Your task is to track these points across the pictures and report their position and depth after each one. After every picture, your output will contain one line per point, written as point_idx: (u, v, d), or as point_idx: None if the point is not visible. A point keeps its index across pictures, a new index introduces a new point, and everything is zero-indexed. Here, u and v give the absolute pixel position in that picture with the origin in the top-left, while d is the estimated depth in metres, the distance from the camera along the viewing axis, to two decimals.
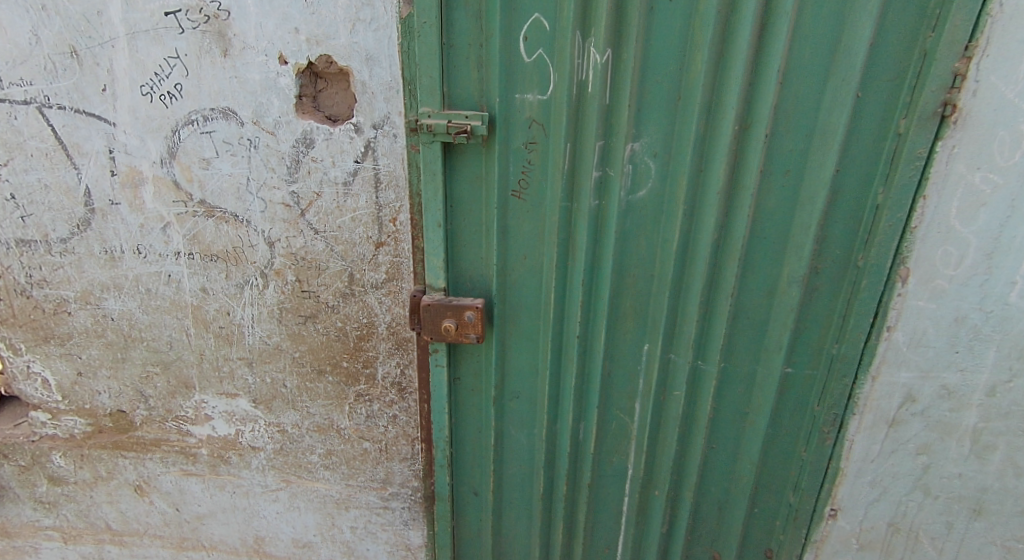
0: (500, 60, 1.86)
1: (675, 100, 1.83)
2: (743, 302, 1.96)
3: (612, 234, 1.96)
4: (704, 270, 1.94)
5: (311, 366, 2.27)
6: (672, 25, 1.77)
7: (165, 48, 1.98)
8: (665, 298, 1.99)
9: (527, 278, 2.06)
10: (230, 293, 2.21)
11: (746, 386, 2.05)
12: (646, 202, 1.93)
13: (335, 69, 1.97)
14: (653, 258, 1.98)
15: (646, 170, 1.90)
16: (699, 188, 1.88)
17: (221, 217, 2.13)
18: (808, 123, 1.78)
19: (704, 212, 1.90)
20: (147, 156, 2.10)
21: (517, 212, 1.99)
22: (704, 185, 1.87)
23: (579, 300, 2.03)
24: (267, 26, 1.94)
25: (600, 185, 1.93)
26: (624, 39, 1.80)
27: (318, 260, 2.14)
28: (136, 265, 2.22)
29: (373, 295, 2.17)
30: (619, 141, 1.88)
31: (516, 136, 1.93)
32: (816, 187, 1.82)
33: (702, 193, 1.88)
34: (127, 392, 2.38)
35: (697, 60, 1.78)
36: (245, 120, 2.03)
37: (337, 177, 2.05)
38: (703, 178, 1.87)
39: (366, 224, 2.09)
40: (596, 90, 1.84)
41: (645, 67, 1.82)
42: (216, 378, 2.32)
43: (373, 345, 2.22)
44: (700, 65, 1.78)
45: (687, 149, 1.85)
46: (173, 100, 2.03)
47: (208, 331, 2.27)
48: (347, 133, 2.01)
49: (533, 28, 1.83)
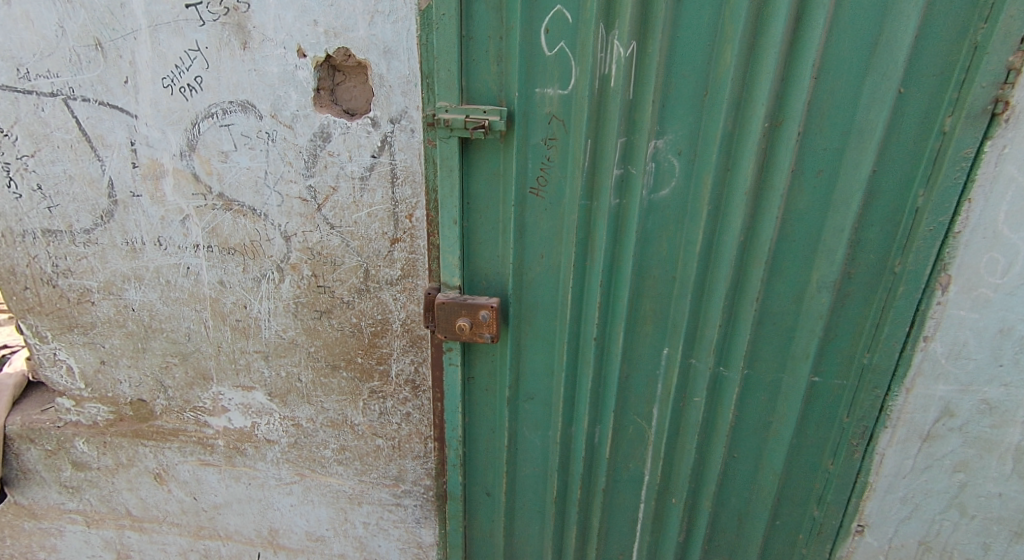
0: (520, 53, 1.81)
1: (702, 96, 1.76)
2: (770, 307, 1.88)
3: (632, 234, 1.90)
4: (729, 274, 1.86)
5: (325, 361, 2.26)
6: (701, 16, 1.70)
7: (185, 41, 1.98)
8: (687, 302, 1.92)
9: (544, 277, 2.01)
10: (247, 286, 2.21)
11: (770, 395, 1.96)
12: (669, 202, 1.86)
13: (354, 62, 1.94)
14: (675, 260, 1.91)
15: (669, 168, 1.83)
16: (725, 188, 1.80)
17: (239, 210, 2.13)
18: (844, 120, 1.68)
19: (729, 214, 1.82)
20: (168, 148, 2.10)
21: (535, 210, 1.95)
22: (731, 185, 1.79)
23: (597, 301, 1.97)
24: (286, 18, 1.92)
25: (620, 183, 1.87)
26: (649, 32, 1.73)
27: (334, 255, 2.13)
28: (157, 257, 2.23)
29: (388, 291, 2.14)
30: (642, 138, 1.82)
31: (536, 132, 1.88)
32: (850, 188, 1.72)
33: (728, 193, 1.80)
34: (147, 382, 2.41)
35: (727, 54, 1.70)
36: (263, 113, 2.01)
37: (353, 172, 2.03)
38: (729, 178, 1.79)
39: (381, 219, 2.06)
40: (619, 85, 1.78)
41: (671, 61, 1.75)
42: (233, 371, 2.33)
43: (388, 341, 2.20)
44: (730, 60, 1.70)
45: (713, 147, 1.78)
46: (193, 92, 2.03)
47: (225, 324, 2.27)
48: (364, 128, 1.98)
49: (555, 20, 1.78)
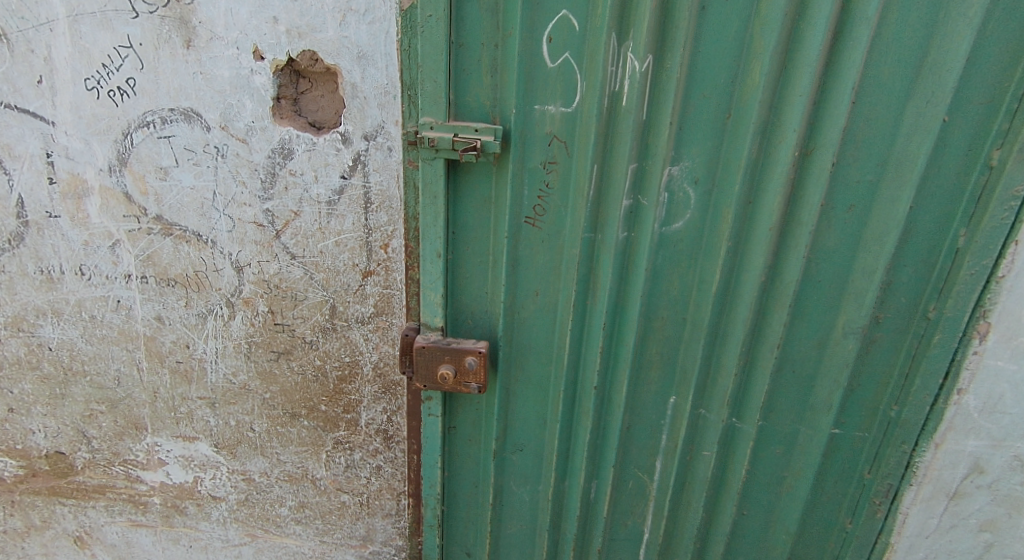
0: (518, 63, 1.57)
1: (724, 118, 1.56)
2: (790, 353, 1.69)
3: (641, 272, 1.69)
4: (747, 317, 1.67)
5: (283, 409, 1.97)
6: (727, 28, 1.50)
7: (114, 35, 1.65)
8: (701, 348, 1.72)
9: (538, 317, 1.79)
10: (190, 324, 1.90)
11: (785, 448, 1.77)
12: (683, 236, 1.66)
13: (321, 67, 1.66)
14: (686, 301, 1.71)
15: (684, 199, 1.64)
16: (746, 222, 1.61)
17: (181, 236, 1.81)
18: (881, 150, 1.52)
19: (751, 252, 1.63)
20: (93, 161, 1.76)
21: (530, 243, 1.72)
22: (752, 219, 1.61)
23: (598, 345, 1.76)
24: (239, 13, 1.62)
25: (630, 215, 1.66)
26: (667, 45, 1.53)
27: (295, 289, 1.84)
28: (79, 288, 1.89)
29: (357, 330, 1.87)
30: (655, 165, 1.62)
31: (533, 154, 1.65)
32: (885, 226, 1.55)
33: (749, 229, 1.62)
34: (66, 433, 2.05)
35: (756, 73, 1.51)
36: (211, 124, 1.71)
37: (319, 195, 1.75)
38: (751, 211, 1.60)
39: (352, 249, 1.79)
40: (631, 105, 1.57)
41: (690, 78, 1.55)
42: (171, 419, 2.01)
43: (356, 387, 1.92)
44: (758, 79, 1.51)
45: (735, 176, 1.59)
46: (124, 97, 1.70)
47: (163, 366, 1.95)
48: (333, 144, 1.71)
49: (560, 27, 1.55)
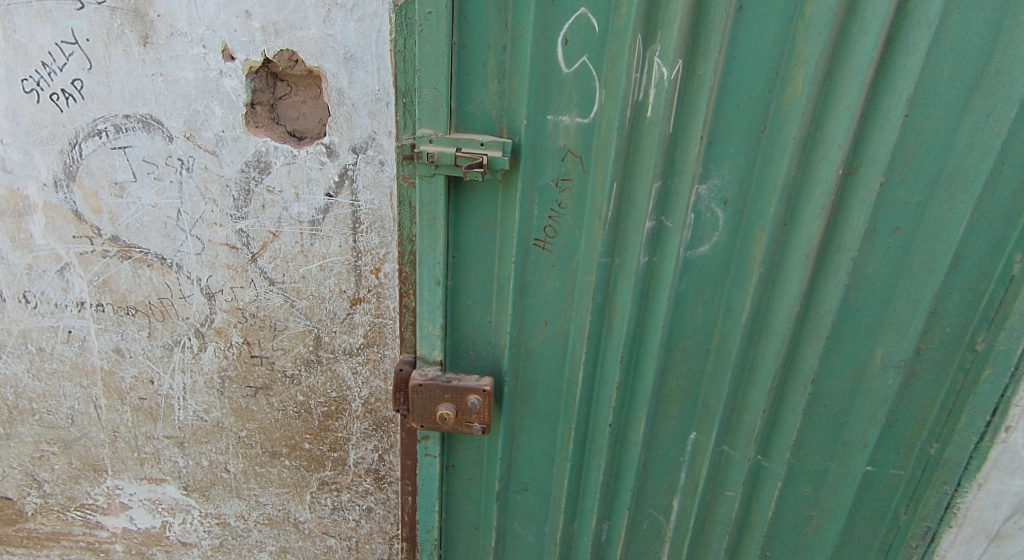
0: (530, 68, 1.40)
1: (759, 131, 1.41)
2: (823, 388, 1.56)
3: (663, 300, 1.54)
4: (780, 349, 1.53)
5: (261, 448, 1.77)
6: (766, 31, 1.34)
7: (55, 29, 1.41)
8: (727, 381, 1.58)
9: (548, 347, 1.63)
10: (154, 357, 1.68)
11: (814, 487, 1.65)
12: (709, 261, 1.51)
13: (302, 69, 1.45)
14: (711, 331, 1.56)
15: (712, 220, 1.48)
16: (780, 246, 1.46)
17: (142, 259, 1.59)
18: (932, 169, 1.37)
19: (786, 280, 1.48)
20: (35, 175, 1.52)
21: (540, 267, 1.55)
22: (788, 244, 1.46)
23: (615, 378, 1.60)
24: (204, 6, 1.40)
25: (653, 237, 1.50)
26: (699, 48, 1.37)
27: (274, 318, 1.63)
28: (22, 318, 1.65)
29: (345, 363, 1.67)
30: (682, 183, 1.46)
31: (545, 170, 1.48)
32: (934, 252, 1.42)
33: (784, 254, 1.46)
34: (14, 476, 1.82)
35: (799, 82, 1.35)
36: (174, 133, 1.49)
37: (301, 215, 1.55)
38: (787, 235, 1.45)
39: (338, 275, 1.60)
40: (657, 116, 1.41)
41: (723, 86, 1.39)
42: (134, 461, 1.79)
43: (344, 424, 1.73)
44: (801, 89, 1.36)
45: (771, 196, 1.43)
46: (69, 101, 1.46)
47: (123, 404, 1.73)
48: (316, 157, 1.51)
49: (577, 28, 1.38)
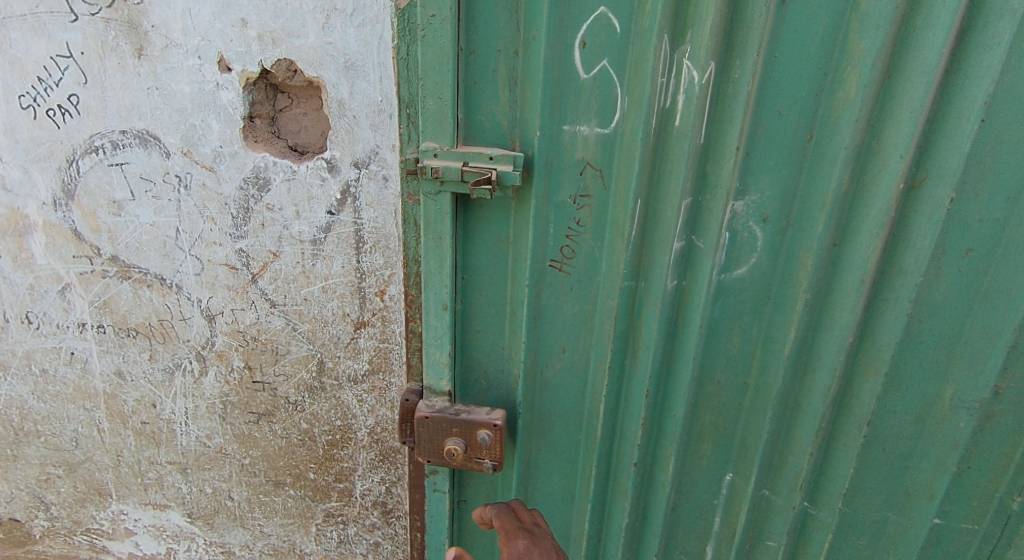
0: (544, 74, 1.28)
1: (805, 141, 1.25)
2: (882, 429, 1.38)
3: (695, 328, 1.39)
4: (830, 385, 1.36)
5: (265, 477, 1.68)
6: (813, 27, 1.20)
7: (51, 43, 1.36)
8: (768, 418, 1.42)
9: (567, 377, 1.50)
10: (156, 380, 1.61)
11: (870, 539, 1.47)
12: (746, 285, 1.36)
13: (302, 80, 1.37)
14: (749, 362, 1.41)
15: (749, 240, 1.33)
16: (829, 270, 1.30)
17: (141, 280, 1.53)
18: (1014, 181, 1.18)
19: (835, 307, 1.32)
20: (35, 193, 1.48)
21: (556, 291, 1.43)
22: (837, 268, 1.29)
23: (641, 413, 1.46)
24: (199, 15, 1.32)
25: (682, 259, 1.36)
26: (735, 49, 1.22)
27: (275, 342, 1.55)
28: (25, 339, 1.61)
29: (349, 391, 1.58)
30: (715, 199, 1.31)
31: (561, 186, 1.36)
32: (1016, 278, 1.22)
33: (832, 279, 1.30)
34: (21, 498, 1.79)
35: (852, 85, 1.20)
36: (171, 149, 1.42)
37: (302, 234, 1.46)
38: (837, 257, 1.29)
39: (341, 297, 1.50)
40: (687, 125, 1.27)
41: (763, 91, 1.24)
42: (138, 486, 1.73)
43: (350, 454, 1.64)
44: (854, 92, 1.20)
45: (819, 214, 1.27)
46: (66, 117, 1.41)
47: (126, 428, 1.67)
48: (317, 173, 1.42)
49: (596, 29, 1.26)
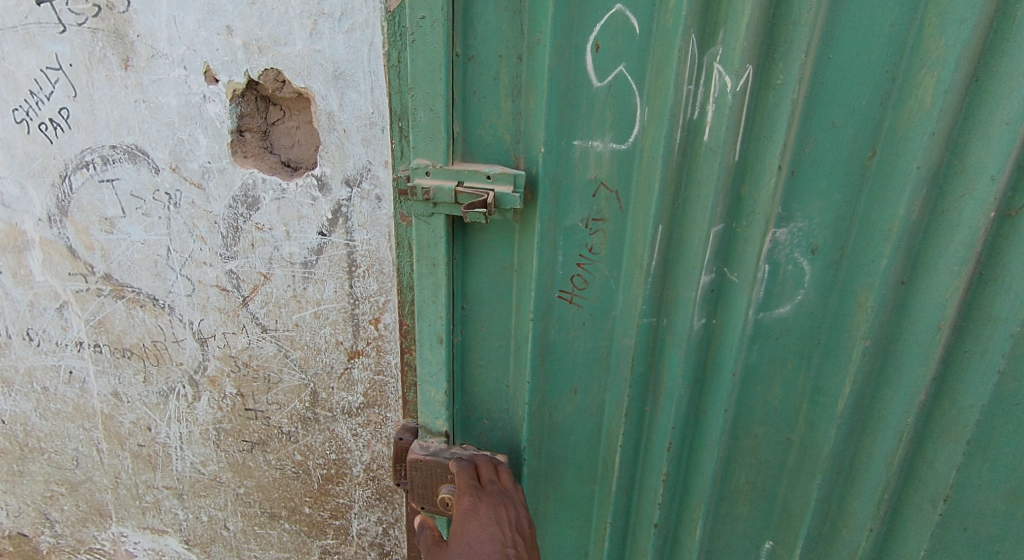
0: (550, 82, 1.12)
1: (865, 159, 1.06)
2: (964, 506, 1.14)
3: (728, 374, 1.21)
4: (895, 451, 1.15)
5: (260, 509, 1.60)
6: (877, 23, 1.00)
7: (41, 55, 1.32)
8: (817, 483, 1.22)
9: (579, 421, 1.34)
10: (151, 403, 1.55)
11: None
12: (791, 326, 1.17)
13: (291, 91, 1.27)
14: (793, 416, 1.23)
15: (795, 275, 1.14)
16: (893, 313, 1.09)
17: (134, 299, 1.47)
18: None
19: (901, 357, 1.11)
20: (31, 209, 1.44)
21: (566, 326, 1.27)
22: (903, 311, 1.09)
23: (665, 467, 1.29)
24: (184, 23, 1.24)
25: (713, 294, 1.18)
26: (778, 50, 1.03)
27: (268, 369, 1.46)
28: (27, 355, 1.58)
29: (344, 424, 1.48)
30: (752, 226, 1.12)
31: (571, 208, 1.20)
32: None
33: (898, 323, 1.10)
34: (28, 513, 1.77)
35: (928, 91, 0.99)
36: (159, 165, 1.35)
37: (292, 256, 1.36)
38: (904, 298, 1.08)
39: (335, 324, 1.40)
40: (717, 141, 1.09)
41: (813, 99, 1.05)
42: (137, 509, 1.68)
43: (346, 490, 1.53)
44: (930, 100, 0.99)
45: (883, 246, 1.07)
46: (58, 131, 1.36)
47: (124, 450, 1.62)
48: (308, 191, 1.32)
49: (611, 30, 1.10)
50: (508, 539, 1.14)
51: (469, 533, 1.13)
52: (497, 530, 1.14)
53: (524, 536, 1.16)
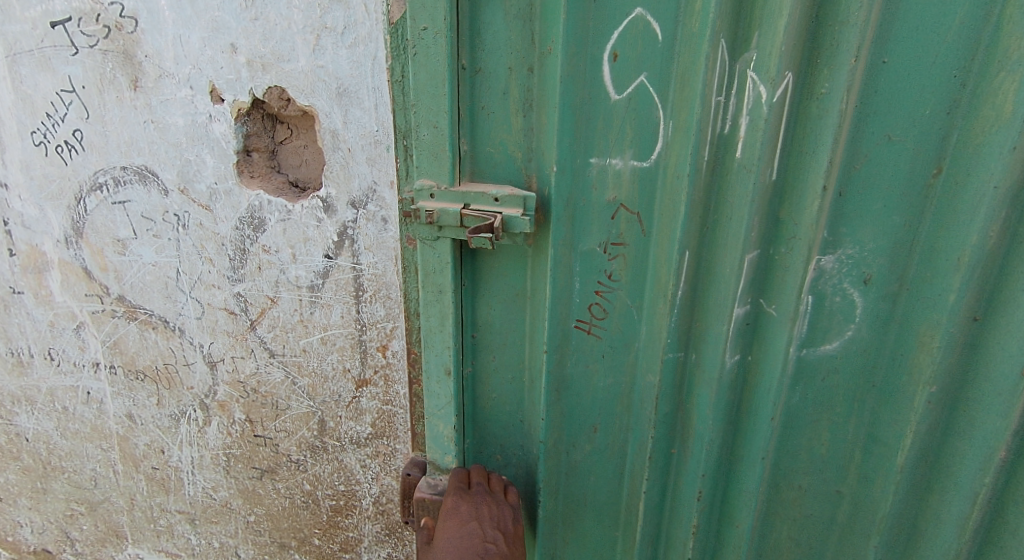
0: (563, 94, 1.01)
1: (929, 176, 0.92)
2: None
3: (767, 418, 1.08)
4: (969, 516, 1.00)
5: (270, 538, 1.56)
6: (943, 19, 0.87)
7: (55, 77, 1.31)
8: (872, 545, 1.09)
9: (599, 463, 1.23)
10: (163, 426, 1.53)
11: None
12: (842, 366, 1.04)
13: (295, 109, 1.22)
14: (843, 467, 1.09)
15: (845, 309, 1.01)
16: (964, 355, 0.95)
17: (146, 321, 1.45)
18: None
19: (975, 405, 0.96)
20: (49, 231, 1.45)
21: (583, 359, 1.16)
22: (975, 353, 0.94)
23: (695, 517, 1.17)
24: (190, 42, 1.21)
25: (749, 327, 1.06)
26: (823, 53, 0.91)
27: (276, 395, 1.42)
28: (48, 375, 1.59)
29: (352, 454, 1.42)
30: (793, 253, 1.00)
31: (587, 232, 1.09)
32: None
33: (969, 366, 0.95)
34: (51, 530, 1.78)
35: (1006, 98, 0.86)
36: (168, 186, 1.32)
37: (299, 279, 1.31)
38: (977, 337, 0.94)
39: (342, 350, 1.34)
40: (751, 158, 0.97)
41: (865, 109, 0.92)
42: (151, 532, 1.66)
43: (355, 523, 1.48)
44: (1010, 109, 0.86)
45: (952, 277, 0.93)
46: (73, 153, 1.36)
47: (139, 472, 1.60)
48: (313, 213, 1.26)
49: (630, 36, 0.99)
50: (488, 534, 1.09)
51: (447, 532, 1.10)
52: (476, 526, 1.10)
53: (507, 533, 1.11)
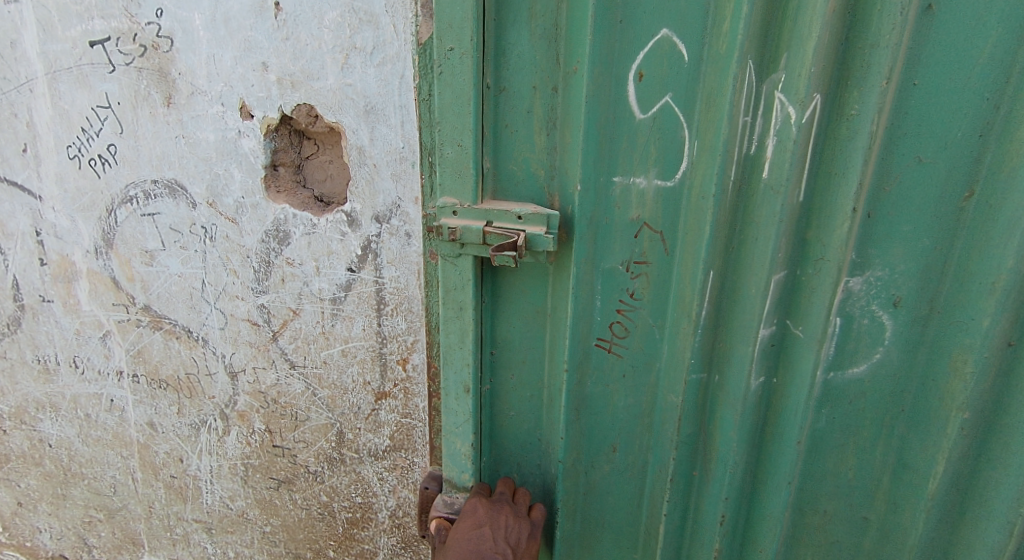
0: (587, 114, 1.03)
1: (961, 200, 0.93)
2: None
3: (792, 440, 1.08)
4: (1003, 548, 0.99)
5: (286, 548, 1.57)
6: (974, 45, 0.88)
7: (92, 93, 1.35)
8: None
9: (619, 482, 1.23)
10: (183, 435, 1.55)
11: None
12: (871, 388, 1.04)
13: (322, 126, 1.25)
14: (871, 490, 1.09)
15: (875, 332, 1.01)
16: (997, 381, 0.95)
17: (171, 331, 1.47)
18: None
19: (1009, 434, 0.96)
20: (80, 241, 1.48)
21: (603, 377, 1.17)
22: (1009, 379, 0.94)
23: (719, 538, 1.17)
24: (223, 60, 1.25)
25: (775, 348, 1.06)
26: (852, 77, 0.93)
27: (296, 406, 1.43)
28: (74, 383, 1.61)
29: (369, 466, 1.43)
30: (820, 275, 1.00)
31: (609, 251, 1.10)
32: None
33: (1003, 392, 0.95)
34: (69, 537, 1.79)
35: None
36: (197, 200, 1.35)
37: (322, 292, 1.33)
38: (1010, 362, 0.94)
39: (362, 363, 1.36)
40: (779, 179, 0.98)
41: (894, 133, 0.94)
42: (168, 540, 1.67)
43: (370, 536, 1.49)
44: None
45: (986, 302, 0.93)
46: (106, 166, 1.40)
47: (157, 480, 1.62)
48: (337, 227, 1.29)
49: (656, 58, 1.01)
50: (499, 545, 1.08)
51: (460, 532, 1.12)
52: (488, 533, 1.10)
53: (518, 551, 1.10)
